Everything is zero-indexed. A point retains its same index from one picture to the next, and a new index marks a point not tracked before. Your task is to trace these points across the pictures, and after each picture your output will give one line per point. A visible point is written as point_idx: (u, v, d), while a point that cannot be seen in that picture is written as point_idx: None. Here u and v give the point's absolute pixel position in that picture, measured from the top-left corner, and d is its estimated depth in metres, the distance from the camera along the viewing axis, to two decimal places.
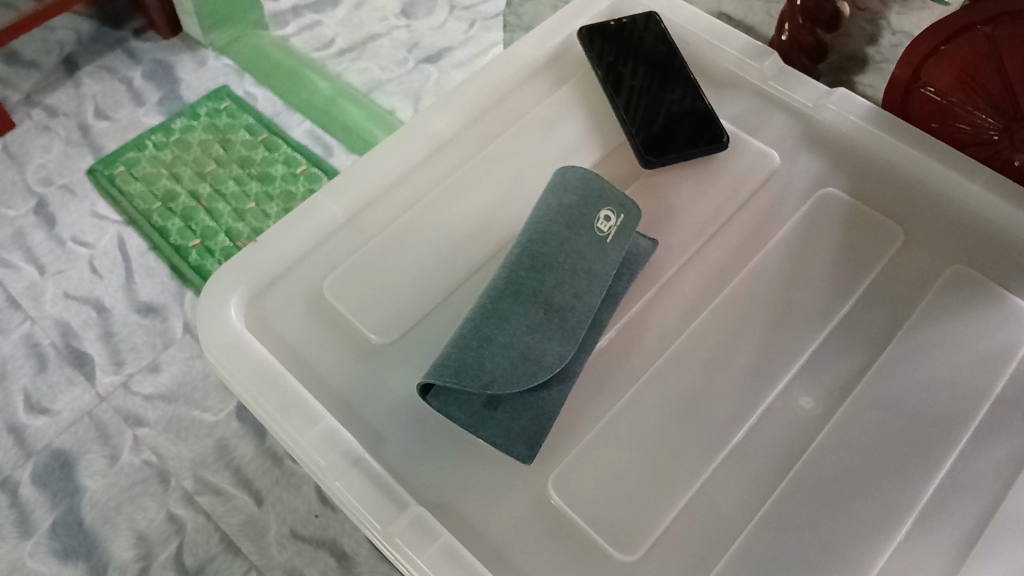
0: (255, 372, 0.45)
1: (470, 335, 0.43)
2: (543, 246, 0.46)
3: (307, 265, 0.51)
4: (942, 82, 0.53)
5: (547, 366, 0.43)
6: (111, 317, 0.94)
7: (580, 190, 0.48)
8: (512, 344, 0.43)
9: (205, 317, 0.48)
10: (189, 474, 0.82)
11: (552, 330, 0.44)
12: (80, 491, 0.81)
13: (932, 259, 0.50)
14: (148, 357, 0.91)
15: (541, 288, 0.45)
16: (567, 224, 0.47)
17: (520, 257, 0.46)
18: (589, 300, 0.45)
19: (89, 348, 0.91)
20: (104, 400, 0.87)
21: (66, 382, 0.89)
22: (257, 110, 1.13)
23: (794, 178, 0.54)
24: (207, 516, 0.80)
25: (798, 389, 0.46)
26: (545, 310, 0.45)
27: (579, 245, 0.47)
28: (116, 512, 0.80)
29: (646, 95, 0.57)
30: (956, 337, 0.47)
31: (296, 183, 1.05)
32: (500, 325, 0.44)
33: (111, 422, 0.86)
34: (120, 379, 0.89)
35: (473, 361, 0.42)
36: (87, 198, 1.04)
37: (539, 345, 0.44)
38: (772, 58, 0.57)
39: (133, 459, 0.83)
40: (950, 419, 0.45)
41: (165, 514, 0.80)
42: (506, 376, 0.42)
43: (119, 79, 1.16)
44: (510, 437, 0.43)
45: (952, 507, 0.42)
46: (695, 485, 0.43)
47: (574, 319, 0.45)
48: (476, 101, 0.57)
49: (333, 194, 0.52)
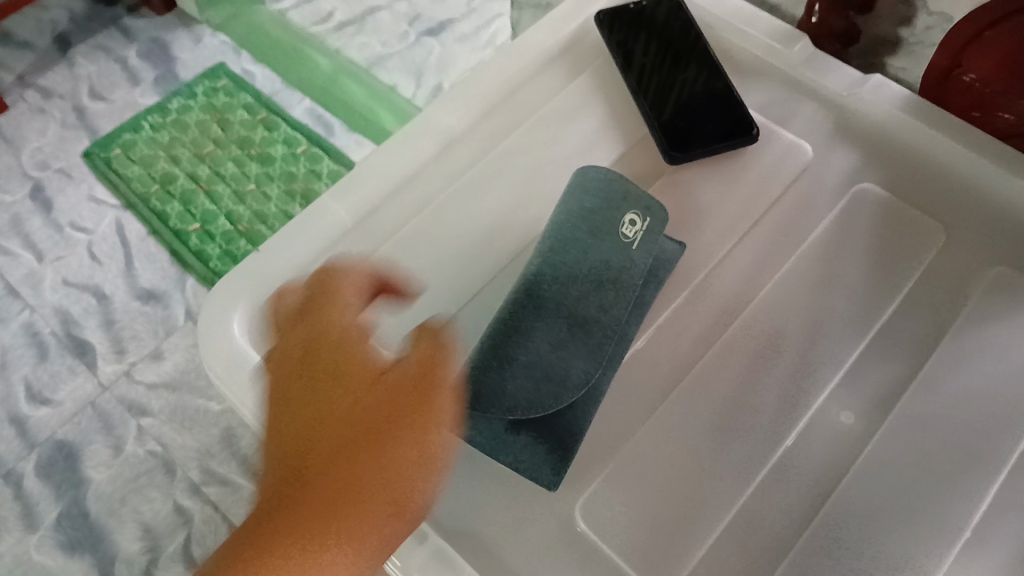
0: (264, 390, 0.43)
1: (493, 353, 0.41)
2: (565, 255, 0.44)
3: (313, 272, 0.48)
4: (984, 69, 0.49)
5: (573, 386, 0.41)
6: (112, 304, 0.91)
7: (602, 193, 0.45)
8: (535, 361, 0.41)
9: (210, 332, 0.45)
10: (195, 464, 0.81)
11: (577, 345, 0.42)
12: (85, 483, 0.80)
13: (974, 261, 0.47)
14: (150, 345, 0.88)
15: (565, 301, 0.43)
16: (591, 232, 0.45)
17: (541, 267, 0.44)
18: (617, 312, 0.43)
19: (90, 337, 0.89)
20: (106, 390, 0.85)
21: (68, 371, 0.87)
22: (255, 88, 1.09)
23: (827, 173, 0.51)
24: (214, 507, 0.78)
25: (835, 403, 0.44)
26: (569, 325, 0.42)
27: (602, 253, 0.44)
28: (121, 504, 0.79)
29: (657, 74, 0.55)
30: (1003, 345, 0.44)
31: (297, 164, 1.02)
32: (523, 341, 0.42)
33: (115, 413, 0.84)
34: (122, 368, 0.87)
35: (494, 383, 0.40)
36: (84, 181, 1.01)
37: (565, 364, 0.41)
38: (803, 43, 0.54)
39: (138, 450, 0.82)
40: (999, 434, 0.42)
41: (171, 505, 0.79)
42: (529, 397, 0.40)
43: (114, 58, 1.12)
44: (534, 461, 0.41)
45: (1001, 528, 0.40)
46: (728, 512, 0.41)
47: (600, 334, 0.42)
48: (489, 92, 0.54)
49: (340, 197, 0.50)
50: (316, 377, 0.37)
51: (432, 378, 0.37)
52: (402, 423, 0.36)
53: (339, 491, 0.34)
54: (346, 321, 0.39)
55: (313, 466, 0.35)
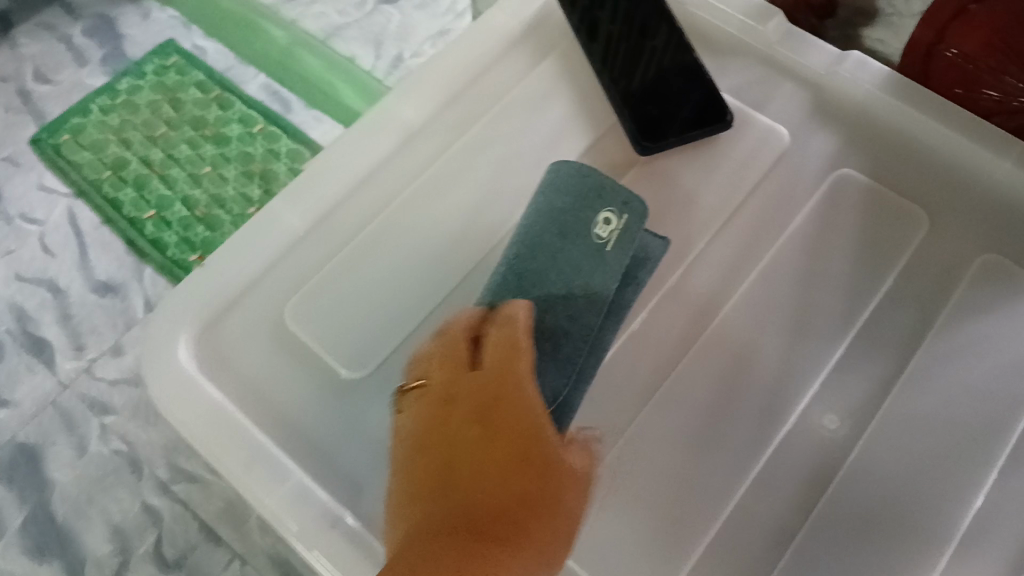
0: (215, 420, 0.40)
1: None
2: (532, 260, 0.41)
3: (265, 288, 0.45)
4: (968, 45, 0.47)
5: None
6: (68, 298, 0.88)
7: (575, 189, 0.42)
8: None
9: (154, 357, 0.42)
10: (163, 461, 0.78)
11: (546, 359, 0.39)
12: (49, 486, 0.77)
13: (960, 248, 0.45)
14: (110, 339, 0.85)
15: (531, 311, 0.40)
16: (560, 234, 0.41)
17: (506, 275, 0.41)
18: (588, 320, 0.40)
19: (47, 333, 0.86)
20: (67, 388, 0.82)
21: (25, 369, 0.83)
22: (207, 65, 1.03)
23: (808, 157, 0.48)
24: (184, 504, 0.76)
25: (820, 407, 0.42)
26: (537, 337, 0.39)
27: (571, 256, 0.41)
28: (89, 505, 0.76)
29: (624, 44, 0.50)
30: (993, 339, 0.42)
31: (254, 144, 0.98)
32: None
33: (76, 410, 0.81)
34: (83, 364, 0.84)
35: None
36: (32, 169, 0.96)
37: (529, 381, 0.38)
38: (777, 20, 0.50)
39: (103, 449, 0.79)
40: (988, 435, 0.40)
41: (140, 504, 0.76)
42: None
43: (58, 37, 1.05)
44: None
45: (992, 537, 0.38)
46: (710, 531, 0.39)
47: (570, 345, 0.39)
48: (450, 78, 0.50)
49: (290, 202, 0.46)
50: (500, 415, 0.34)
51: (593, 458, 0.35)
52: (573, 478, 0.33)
53: (515, 517, 0.31)
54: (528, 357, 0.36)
55: (497, 494, 0.31)
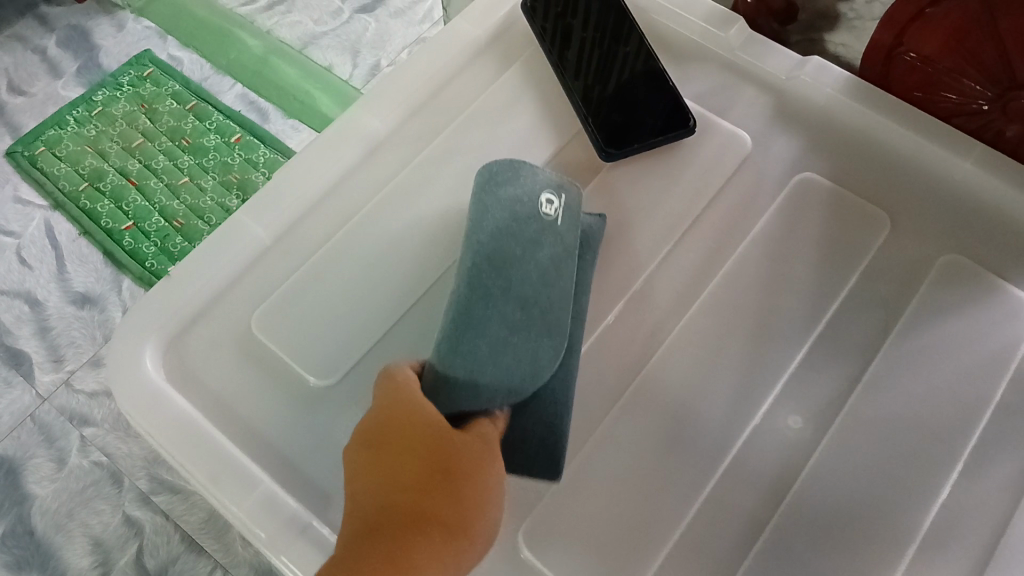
0: (182, 431, 0.40)
1: (448, 351, 0.37)
2: (497, 243, 0.39)
3: (230, 298, 0.45)
4: (926, 47, 0.47)
5: (545, 367, 0.38)
6: (45, 310, 0.89)
7: (513, 179, 0.42)
8: (503, 350, 0.37)
9: (118, 370, 0.42)
10: (143, 473, 0.78)
11: (534, 326, 0.38)
12: (29, 499, 0.78)
13: (922, 248, 0.46)
14: (89, 352, 0.86)
15: (510, 285, 0.39)
16: (515, 213, 0.41)
17: (476, 260, 0.39)
18: (563, 286, 0.40)
19: (25, 347, 0.86)
20: (46, 400, 0.83)
21: (3, 383, 0.84)
22: (183, 75, 1.04)
23: (770, 162, 0.49)
24: (165, 515, 0.76)
25: (785, 407, 0.42)
26: (522, 307, 0.38)
27: (533, 235, 0.40)
28: (69, 518, 0.77)
29: (597, 49, 0.51)
30: (954, 338, 0.43)
31: (232, 154, 0.98)
32: (475, 335, 0.37)
33: (56, 424, 0.82)
34: (62, 377, 0.84)
35: (466, 379, 0.37)
36: (7, 182, 0.96)
37: (533, 348, 0.38)
38: (739, 26, 0.51)
39: (83, 461, 0.79)
40: (950, 433, 0.41)
41: (121, 517, 0.77)
42: (505, 388, 0.37)
43: (32, 49, 1.07)
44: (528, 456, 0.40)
45: (952, 536, 0.39)
46: (676, 530, 0.40)
47: (556, 310, 0.39)
48: (415, 89, 0.51)
49: (255, 213, 0.46)
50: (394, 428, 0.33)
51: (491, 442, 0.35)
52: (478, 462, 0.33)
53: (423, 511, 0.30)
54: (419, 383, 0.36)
55: (401, 496, 0.30)
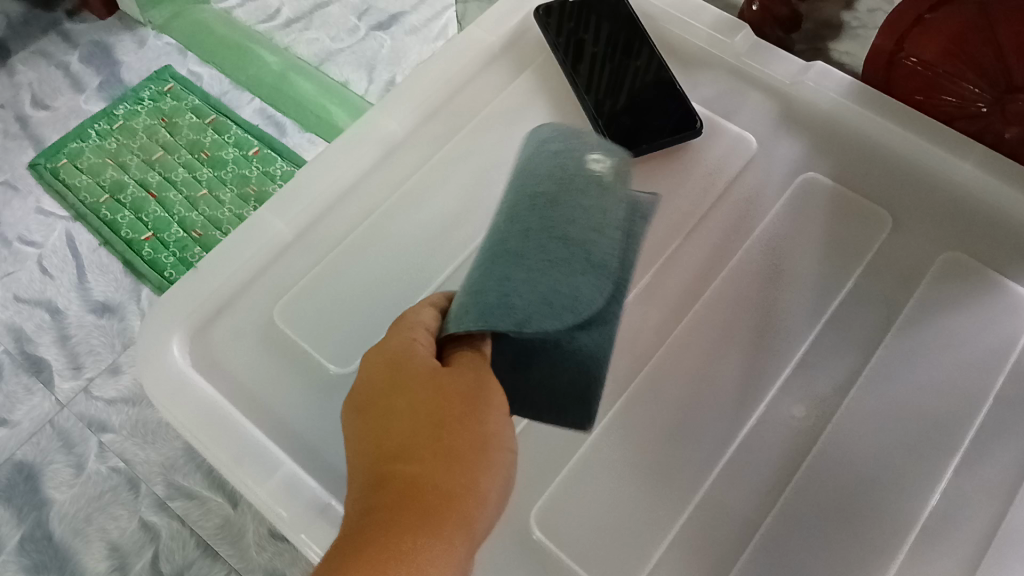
0: (207, 414, 0.42)
1: (485, 277, 0.36)
2: (544, 185, 0.40)
3: (253, 291, 0.47)
4: (927, 51, 0.49)
5: (585, 304, 0.36)
6: (66, 319, 0.90)
7: (563, 138, 0.42)
8: (540, 279, 0.36)
9: (146, 360, 0.44)
10: (160, 478, 0.80)
11: (577, 264, 0.37)
12: (47, 504, 0.79)
13: (924, 245, 0.47)
14: (108, 359, 0.88)
15: (554, 223, 0.38)
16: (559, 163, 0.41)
17: (522, 198, 0.40)
18: (613, 234, 0.38)
19: (46, 354, 0.88)
20: (65, 407, 0.85)
21: (23, 390, 0.86)
22: (203, 90, 1.07)
23: (775, 163, 0.51)
24: (182, 520, 0.78)
25: (789, 398, 0.43)
26: (563, 243, 0.38)
27: (580, 185, 0.40)
28: (87, 523, 0.78)
29: (609, 63, 0.53)
30: (954, 331, 0.44)
31: (250, 166, 1.00)
32: (512, 263, 0.37)
33: (75, 430, 0.83)
34: (80, 384, 0.86)
35: (496, 300, 0.35)
36: (30, 193, 0.99)
37: (574, 286, 0.37)
38: (744, 32, 0.53)
39: (100, 467, 0.80)
40: (951, 422, 0.42)
41: (138, 522, 0.78)
42: (542, 317, 0.35)
43: (55, 64, 1.10)
44: (558, 401, 0.39)
45: (955, 521, 0.40)
46: (684, 513, 0.41)
47: (601, 251, 0.38)
48: (431, 95, 0.53)
49: (278, 209, 0.48)
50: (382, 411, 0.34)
51: (488, 389, 0.34)
52: (466, 424, 0.33)
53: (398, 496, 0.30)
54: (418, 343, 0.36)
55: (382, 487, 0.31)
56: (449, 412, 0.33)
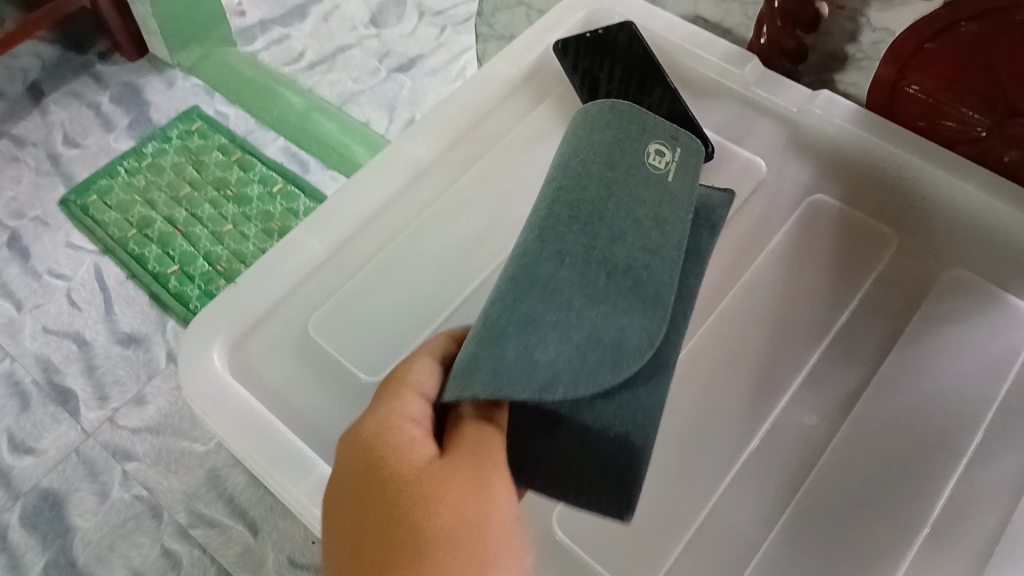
0: (245, 421, 0.45)
1: (507, 325, 0.37)
2: (582, 193, 0.42)
3: (288, 306, 0.49)
4: (927, 81, 0.51)
5: (628, 352, 0.38)
6: (93, 350, 0.93)
7: (618, 124, 0.45)
8: (575, 329, 0.38)
9: (187, 368, 0.46)
10: (182, 507, 0.82)
11: (622, 297, 0.39)
12: (71, 531, 0.81)
13: (928, 264, 0.49)
14: (133, 390, 0.90)
15: (597, 244, 0.41)
16: (623, 155, 0.44)
17: (557, 210, 0.41)
18: (667, 253, 0.41)
19: (73, 384, 0.91)
20: (91, 436, 0.87)
21: (50, 419, 0.88)
22: (229, 130, 1.11)
23: (783, 186, 0.53)
24: (203, 549, 0.80)
25: (800, 406, 0.45)
26: (606, 272, 0.40)
27: (631, 183, 0.43)
28: (110, 550, 0.80)
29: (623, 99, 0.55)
30: (959, 343, 0.46)
31: (274, 203, 1.03)
32: (548, 297, 0.38)
33: (99, 459, 0.86)
34: (106, 413, 0.88)
35: (520, 355, 0.36)
36: (60, 228, 1.02)
37: (617, 333, 0.38)
38: (754, 63, 0.56)
39: (124, 495, 0.83)
40: (958, 428, 0.43)
41: (160, 550, 0.80)
42: (573, 377, 0.36)
43: (87, 104, 1.14)
44: (587, 482, 0.39)
45: (962, 523, 0.41)
46: (699, 515, 0.43)
47: (653, 283, 0.40)
48: (456, 123, 0.55)
49: (313, 230, 0.51)
50: (374, 491, 0.32)
51: (494, 461, 0.33)
52: (476, 500, 0.31)
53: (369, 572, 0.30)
54: (412, 421, 0.35)
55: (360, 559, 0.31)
56: (457, 485, 0.32)
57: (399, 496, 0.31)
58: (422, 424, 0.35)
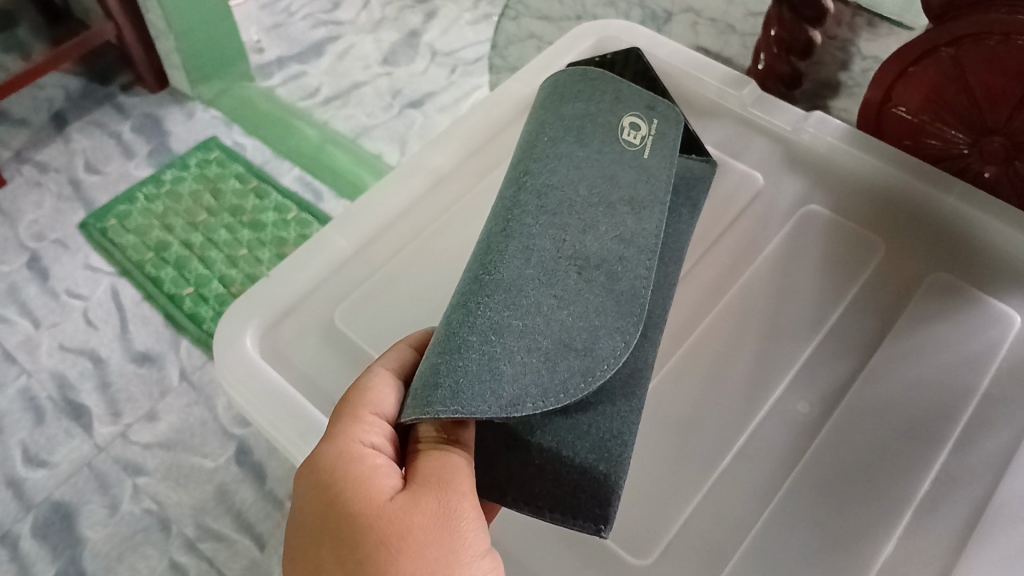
0: (274, 398, 0.48)
1: (470, 335, 0.39)
2: (555, 187, 0.46)
3: (317, 297, 0.53)
4: (912, 102, 0.57)
5: (602, 357, 0.41)
6: (108, 367, 0.94)
7: (599, 103, 0.50)
8: (543, 336, 0.40)
9: (221, 349, 0.50)
10: (191, 520, 0.82)
11: (591, 291, 0.43)
12: (81, 542, 0.81)
13: (913, 268, 0.53)
14: (145, 407, 0.91)
15: (569, 237, 0.44)
16: (598, 133, 0.49)
17: (528, 203, 0.45)
18: (643, 241, 0.46)
19: (86, 400, 0.91)
20: (103, 450, 0.87)
21: (64, 433, 0.89)
22: (246, 159, 1.15)
23: (776, 200, 0.57)
24: (210, 561, 0.80)
25: (793, 395, 0.49)
26: (578, 270, 0.43)
27: (609, 160, 0.48)
28: (119, 562, 0.80)
29: None
30: (942, 340, 0.50)
31: (288, 229, 1.06)
32: (519, 296, 0.41)
33: (111, 472, 0.86)
34: (118, 429, 0.89)
35: (483, 365, 0.38)
36: (80, 251, 1.05)
37: (589, 336, 0.42)
38: (750, 86, 0.61)
39: (134, 508, 0.83)
40: (942, 416, 0.47)
41: (168, 562, 0.80)
42: (543, 388, 0.39)
43: (108, 133, 1.18)
44: (568, 491, 0.41)
45: (946, 499, 0.44)
46: (701, 491, 0.46)
47: (626, 280, 0.44)
48: (474, 136, 0.60)
49: (341, 229, 0.55)
50: (337, 534, 0.34)
51: (455, 484, 0.35)
52: (430, 534, 0.33)
53: None
54: (373, 448, 0.37)
55: None
56: (418, 519, 0.34)
57: (362, 540, 0.33)
58: (382, 449, 0.37)
